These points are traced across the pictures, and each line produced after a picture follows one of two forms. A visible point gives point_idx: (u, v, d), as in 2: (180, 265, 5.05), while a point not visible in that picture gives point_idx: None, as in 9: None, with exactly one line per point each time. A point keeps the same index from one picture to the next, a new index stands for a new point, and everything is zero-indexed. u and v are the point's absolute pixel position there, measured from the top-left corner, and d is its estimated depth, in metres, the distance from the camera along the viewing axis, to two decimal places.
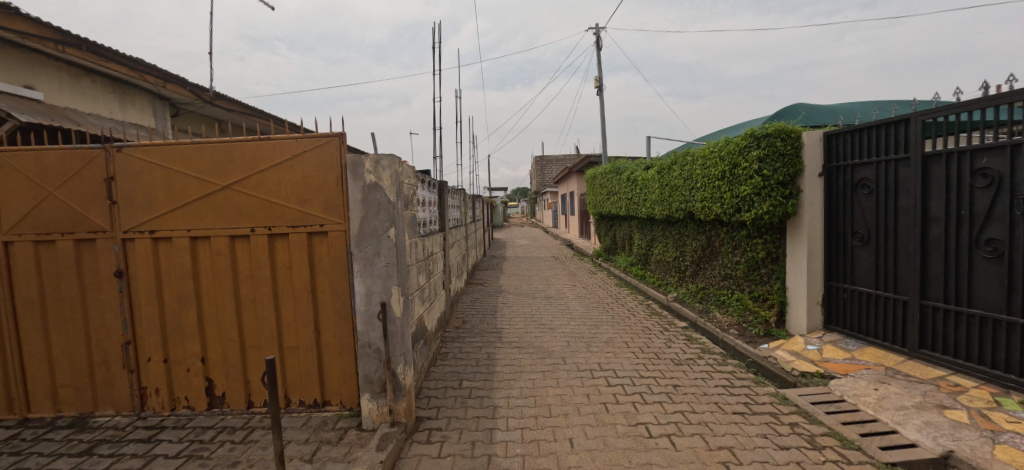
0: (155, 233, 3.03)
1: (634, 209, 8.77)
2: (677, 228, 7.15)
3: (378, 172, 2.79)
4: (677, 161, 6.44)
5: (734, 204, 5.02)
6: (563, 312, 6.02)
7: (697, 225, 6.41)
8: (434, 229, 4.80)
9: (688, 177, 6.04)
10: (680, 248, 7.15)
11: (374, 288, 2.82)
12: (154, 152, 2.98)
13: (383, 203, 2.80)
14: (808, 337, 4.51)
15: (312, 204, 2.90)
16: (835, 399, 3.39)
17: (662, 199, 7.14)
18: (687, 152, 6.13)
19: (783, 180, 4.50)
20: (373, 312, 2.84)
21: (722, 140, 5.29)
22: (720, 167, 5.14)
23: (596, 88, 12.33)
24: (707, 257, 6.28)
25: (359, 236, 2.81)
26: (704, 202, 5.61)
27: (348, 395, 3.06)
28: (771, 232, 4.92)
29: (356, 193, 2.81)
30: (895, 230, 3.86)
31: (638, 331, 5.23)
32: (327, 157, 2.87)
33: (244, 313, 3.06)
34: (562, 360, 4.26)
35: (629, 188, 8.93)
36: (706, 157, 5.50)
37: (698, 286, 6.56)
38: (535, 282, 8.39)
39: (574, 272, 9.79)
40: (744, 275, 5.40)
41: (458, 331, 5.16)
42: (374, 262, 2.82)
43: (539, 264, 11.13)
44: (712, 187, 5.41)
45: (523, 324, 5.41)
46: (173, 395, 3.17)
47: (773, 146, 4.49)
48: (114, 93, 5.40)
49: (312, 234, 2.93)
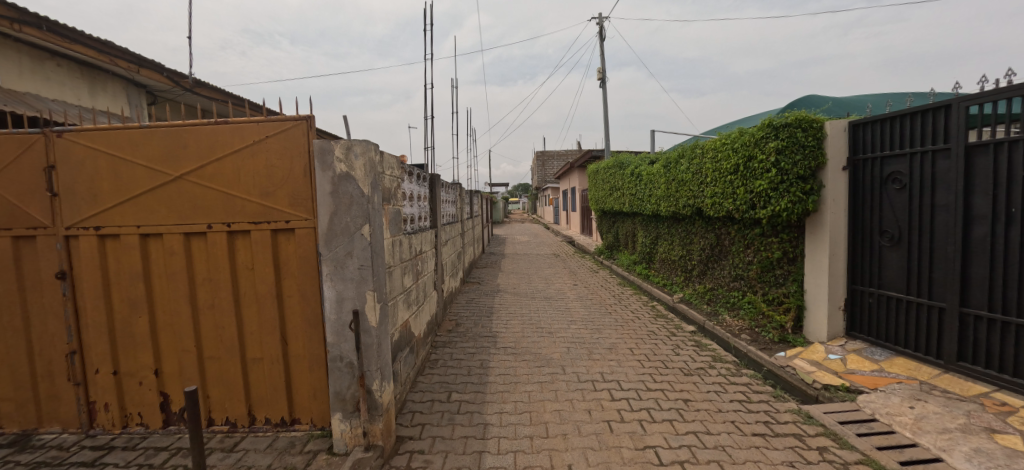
0: (101, 230, 2.67)
1: (638, 205, 8.39)
2: (684, 225, 6.78)
3: (350, 160, 2.41)
4: (685, 153, 6.05)
5: (748, 199, 4.63)
6: (563, 314, 5.66)
7: (706, 223, 6.04)
8: (424, 225, 4.44)
9: (697, 170, 5.65)
10: (686, 246, 6.79)
11: (346, 294, 2.46)
12: (99, 138, 2.62)
13: (355, 196, 2.42)
14: (829, 345, 4.15)
15: (277, 197, 2.54)
16: (866, 419, 3.02)
17: (668, 194, 6.75)
18: (697, 144, 5.73)
19: (803, 174, 4.12)
20: (345, 322, 2.48)
21: (735, 131, 4.90)
22: (733, 160, 4.74)
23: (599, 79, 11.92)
24: (716, 256, 5.92)
25: (328, 234, 2.44)
26: (714, 198, 5.22)
27: (318, 413, 2.71)
28: (787, 231, 4.55)
29: (324, 184, 2.42)
30: (930, 229, 3.49)
31: (644, 336, 4.87)
32: (293, 144, 2.50)
33: (202, 320, 2.71)
34: (561, 369, 3.90)
35: (633, 183, 8.53)
36: (717, 150, 5.11)
37: (706, 287, 6.22)
38: (534, 281, 8.03)
39: (575, 271, 9.42)
40: (756, 277, 5.05)
41: (450, 335, 4.80)
42: (346, 264, 2.45)
43: (539, 262, 10.77)
44: (722, 182, 5.03)
45: (520, 327, 5.05)
46: (125, 411, 2.83)
47: (793, 137, 4.11)
48: (82, 79, 5.05)
49: (277, 231, 2.57)
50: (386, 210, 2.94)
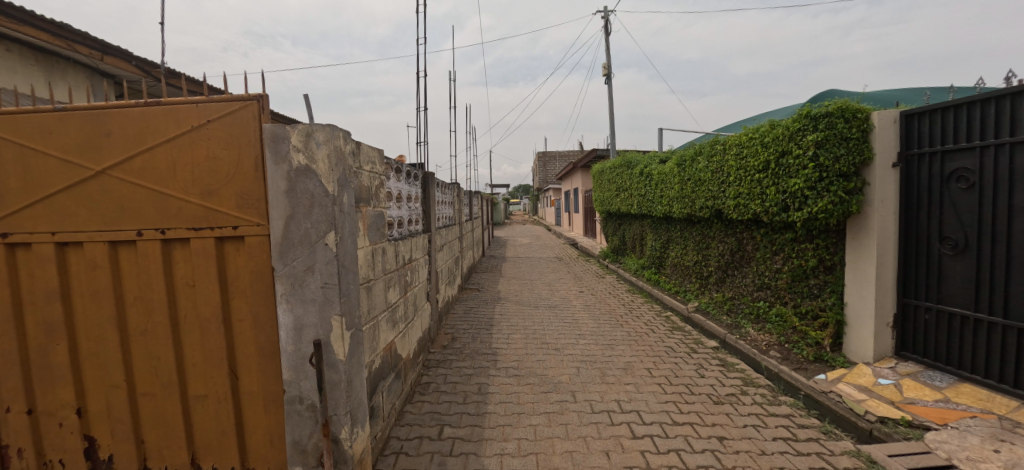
0: (8, 237, 2.16)
1: (648, 207, 7.86)
2: (700, 228, 6.26)
3: (310, 150, 1.89)
4: (703, 150, 5.52)
5: (779, 200, 4.11)
6: (570, 327, 5.13)
7: (726, 226, 5.52)
8: (415, 230, 3.92)
9: (717, 168, 5.12)
10: (702, 252, 6.27)
11: (306, 320, 1.94)
12: (4, 123, 2.11)
13: (317, 197, 1.90)
14: (877, 367, 3.64)
15: (220, 197, 2.03)
16: (944, 465, 2.50)
17: (683, 195, 6.22)
18: (717, 139, 5.20)
19: (845, 172, 3.58)
20: (305, 355, 1.96)
21: (763, 123, 4.37)
22: (762, 157, 4.21)
23: (604, 75, 11.44)
24: (737, 262, 5.42)
25: (281, 245, 1.91)
26: (738, 198, 4.71)
27: (277, 462, 2.20)
28: (824, 236, 4.04)
29: (277, 181, 1.90)
30: (1006, 236, 2.99)
31: (661, 354, 4.35)
32: (240, 129, 2.00)
33: (134, 349, 2.20)
34: (571, 396, 3.38)
35: (643, 183, 7.99)
36: (741, 145, 4.59)
37: (725, 296, 5.70)
38: (537, 287, 7.50)
39: (580, 276, 8.90)
40: (785, 286, 4.53)
41: (445, 351, 4.28)
42: (306, 282, 1.93)
43: (542, 266, 10.24)
44: (748, 181, 4.51)
45: (523, 343, 4.53)
46: (42, 457, 2.31)
47: (834, 129, 3.60)
48: (37, 66, 4.55)
49: (223, 240, 2.06)
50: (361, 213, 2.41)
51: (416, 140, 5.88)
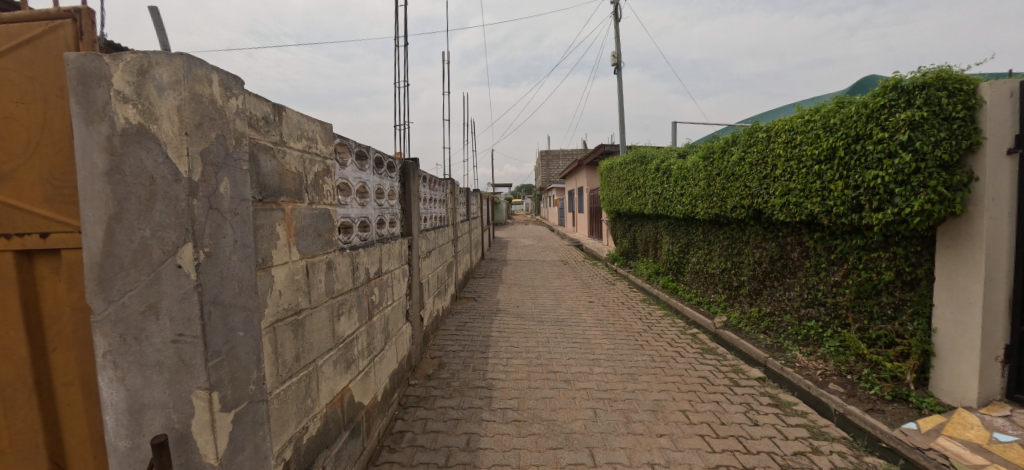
0: None
1: (665, 206, 6.99)
2: (729, 231, 5.42)
3: (148, 100, 1.06)
4: (738, 138, 4.66)
5: (847, 198, 3.27)
6: (581, 349, 4.29)
7: (766, 229, 4.67)
8: (389, 233, 3.09)
9: (758, 159, 4.26)
10: (732, 259, 5.41)
11: (148, 397, 1.12)
12: None
13: (162, 183, 1.07)
14: (985, 415, 2.81)
15: (15, 184, 1.21)
16: None
17: (710, 193, 5.35)
18: (758, 125, 4.34)
19: (947, 161, 2.73)
20: (148, 456, 1.13)
21: (825, 102, 3.52)
22: (826, 143, 3.36)
23: (614, 64, 10.60)
24: (778, 272, 4.58)
25: (102, 266, 1.09)
26: (787, 196, 3.87)
27: None
28: (904, 243, 3.21)
29: (90, 154, 1.07)
30: None
31: (697, 387, 3.51)
32: (45, 68, 1.19)
33: None
34: (588, 457, 2.54)
35: (659, 180, 7.13)
36: (794, 131, 3.73)
37: (762, 311, 4.86)
38: (542, 296, 6.64)
39: (588, 282, 8.04)
40: (847, 304, 3.69)
41: (428, 384, 3.45)
42: (146, 333, 1.10)
43: (545, 271, 9.40)
44: (801, 175, 3.66)
45: (524, 372, 3.69)
46: None
47: (933, 105, 2.75)
48: None
49: (29, 256, 1.24)
50: (275, 211, 1.57)
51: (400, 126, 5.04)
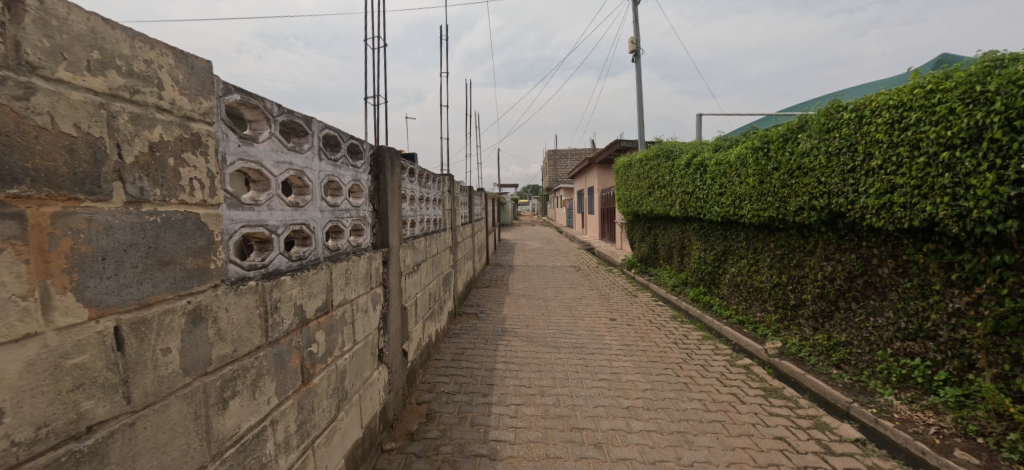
0: None
1: (699, 207, 5.99)
2: (785, 238, 4.46)
3: None
4: (808, 122, 3.68)
5: (999, 197, 2.31)
6: (612, 388, 3.36)
7: (842, 237, 3.71)
8: (349, 246, 2.16)
9: (840, 147, 3.29)
10: (789, 271, 4.43)
11: None
12: None
13: None
14: None
15: None
16: None
17: (761, 191, 4.37)
18: (841, 103, 3.35)
19: None
20: None
21: (959, 66, 2.56)
22: (967, 120, 2.39)
23: (632, 52, 9.65)
24: (860, 291, 3.62)
25: None
26: (888, 195, 2.91)
27: None
28: None
29: None
30: None
31: (777, 454, 2.58)
32: None
33: None
34: None
35: (690, 177, 6.16)
36: (907, 106, 2.76)
37: (833, 339, 3.88)
38: (555, 312, 5.68)
39: (606, 294, 7.08)
40: (977, 342, 2.76)
41: (409, 449, 2.52)
42: None
43: (556, 279, 8.43)
44: (915, 165, 2.70)
45: (540, 428, 2.76)
46: None
47: None
48: None
49: None
50: None
51: (375, 104, 3.99)
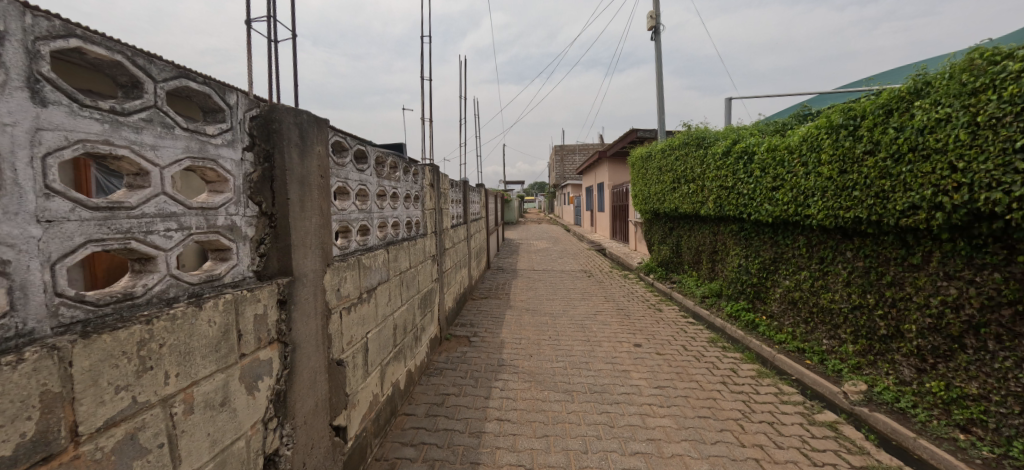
0: None
1: (743, 205, 4.84)
2: (873, 245, 3.35)
3: None
4: (936, 82, 2.57)
5: None
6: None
7: (977, 248, 2.63)
8: (174, 291, 1.11)
9: (1003, 115, 2.20)
10: (882, 290, 3.30)
11: None
12: None
13: None
14: None
15: None
16: None
17: (844, 184, 3.25)
18: (1001, 51, 2.28)
19: None
20: None
21: None
22: None
23: (650, 28, 8.52)
24: (1008, 326, 2.52)
25: None
26: None
27: None
28: None
29: None
30: None
31: None
32: None
33: None
34: None
35: (731, 168, 5.03)
36: None
37: (959, 390, 2.77)
38: (565, 335, 4.58)
39: (624, 307, 5.98)
40: None
41: None
42: None
43: (565, 287, 7.34)
44: None
45: None
46: None
47: None
48: None
49: None
50: None
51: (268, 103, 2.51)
